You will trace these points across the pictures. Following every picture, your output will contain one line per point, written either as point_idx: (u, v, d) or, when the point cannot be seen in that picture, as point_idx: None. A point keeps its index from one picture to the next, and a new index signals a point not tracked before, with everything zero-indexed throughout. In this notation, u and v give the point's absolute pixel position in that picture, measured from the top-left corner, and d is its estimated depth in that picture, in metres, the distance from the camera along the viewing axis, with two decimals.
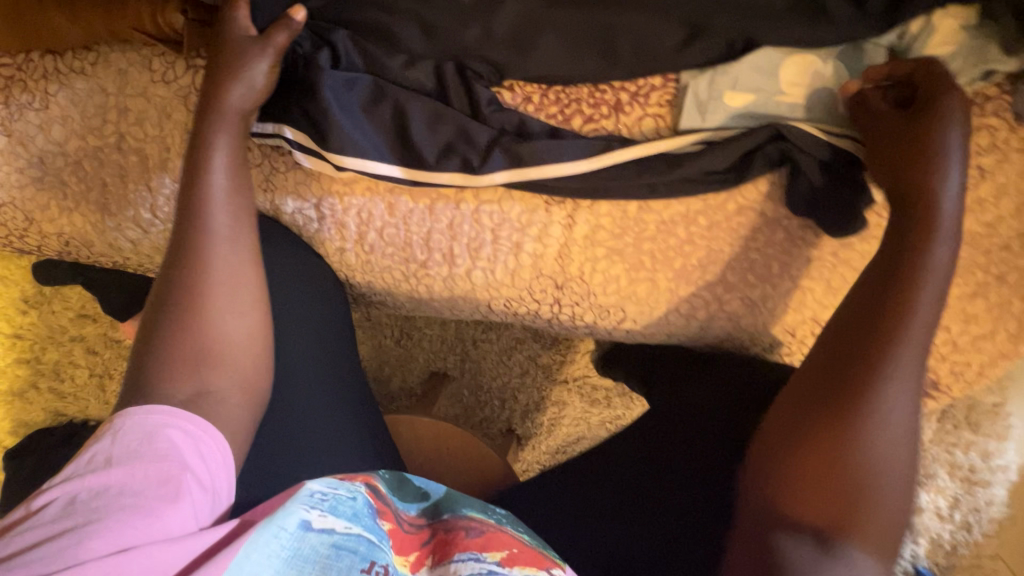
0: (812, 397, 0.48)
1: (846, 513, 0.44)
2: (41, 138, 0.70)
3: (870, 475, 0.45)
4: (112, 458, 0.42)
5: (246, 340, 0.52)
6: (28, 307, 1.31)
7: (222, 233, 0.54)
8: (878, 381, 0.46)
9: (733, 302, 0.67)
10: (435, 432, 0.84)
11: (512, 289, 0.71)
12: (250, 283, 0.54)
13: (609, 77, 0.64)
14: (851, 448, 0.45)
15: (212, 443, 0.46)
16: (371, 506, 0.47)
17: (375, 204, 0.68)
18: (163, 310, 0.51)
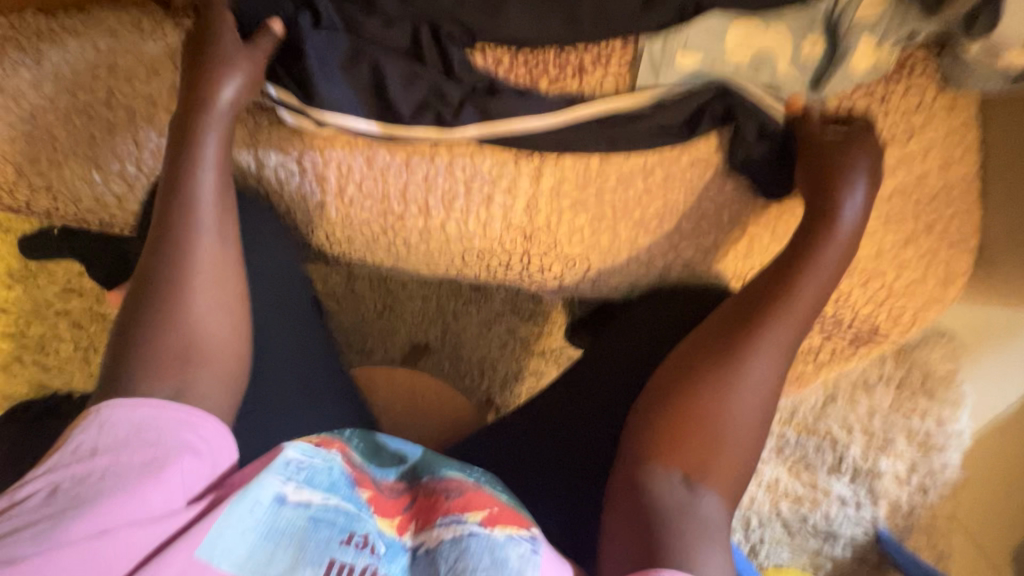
0: (691, 366, 0.58)
1: (708, 460, 0.53)
2: (32, 94, 0.73)
3: (729, 426, 0.54)
4: (98, 448, 0.45)
5: (221, 323, 0.56)
6: (14, 281, 1.33)
7: (208, 232, 0.58)
8: (744, 355, 0.56)
9: (688, 250, 0.73)
10: (412, 384, 0.89)
11: (484, 240, 0.76)
12: (231, 277, 0.58)
13: (575, 38, 0.68)
14: (722, 403, 0.54)
15: (209, 427, 0.50)
16: (347, 476, 0.52)
17: (355, 157, 0.72)
18: (145, 301, 0.54)
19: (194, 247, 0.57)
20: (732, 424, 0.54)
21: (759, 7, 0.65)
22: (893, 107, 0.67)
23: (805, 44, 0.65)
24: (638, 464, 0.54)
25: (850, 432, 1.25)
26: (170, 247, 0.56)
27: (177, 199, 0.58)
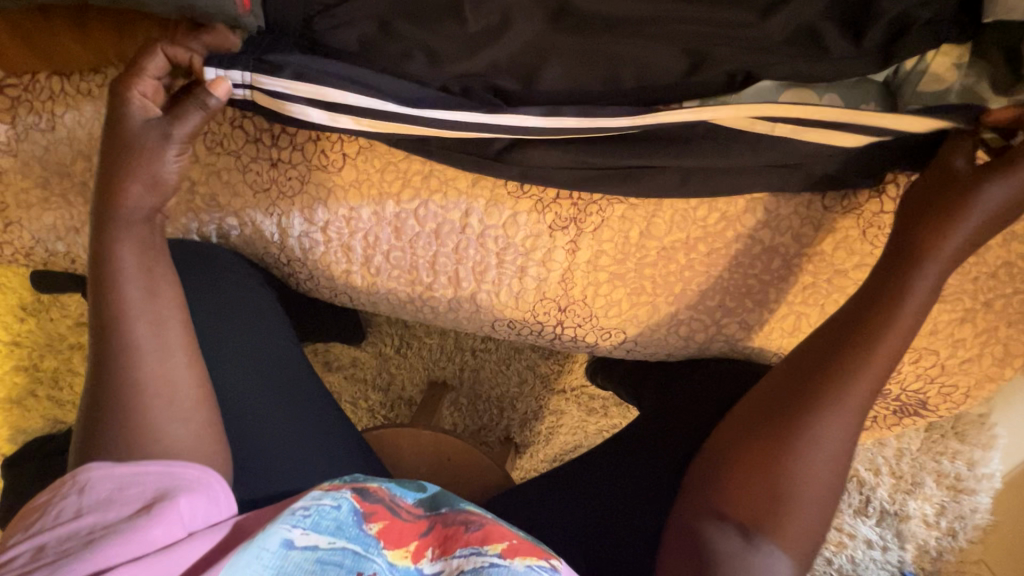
0: (753, 420, 0.52)
1: (771, 518, 0.47)
2: (46, 159, 0.70)
3: (801, 483, 0.48)
4: (83, 507, 0.44)
5: (195, 442, 0.50)
6: (26, 315, 1.31)
7: (152, 349, 0.51)
8: (817, 410, 0.49)
9: (731, 325, 0.70)
10: (437, 443, 0.85)
11: (516, 310, 0.72)
12: (189, 389, 0.52)
13: (613, 104, 0.65)
14: (792, 457, 0.48)
15: (192, 472, 0.47)
16: (356, 513, 0.49)
17: (382, 228, 0.69)
18: (95, 445, 0.47)
19: (142, 369, 0.50)
20: (799, 481, 0.48)
21: (815, 76, 0.61)
22: None
23: None
24: (691, 518, 0.51)
25: (877, 473, 1.17)
26: (115, 376, 0.49)
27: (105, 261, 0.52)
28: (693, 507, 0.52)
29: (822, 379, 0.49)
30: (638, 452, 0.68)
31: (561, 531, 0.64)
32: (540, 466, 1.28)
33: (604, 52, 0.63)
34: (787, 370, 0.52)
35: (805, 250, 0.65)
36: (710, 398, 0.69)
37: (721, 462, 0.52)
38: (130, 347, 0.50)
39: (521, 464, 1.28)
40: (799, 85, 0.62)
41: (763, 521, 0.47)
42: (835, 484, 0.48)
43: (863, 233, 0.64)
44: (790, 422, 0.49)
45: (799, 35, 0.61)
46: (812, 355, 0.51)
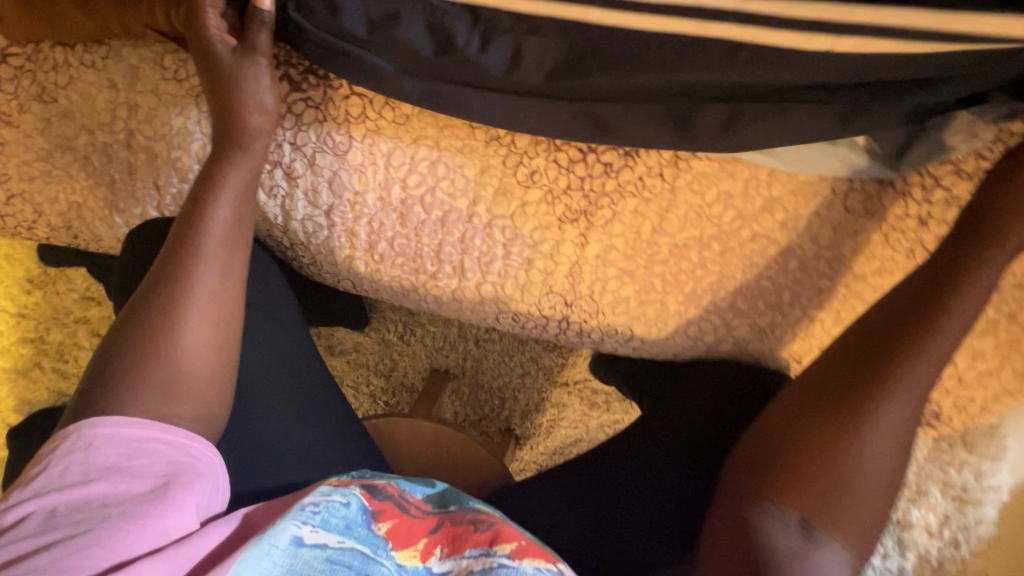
0: (809, 405, 0.50)
1: (830, 508, 0.45)
2: (50, 131, 0.69)
3: (860, 471, 0.46)
4: (91, 471, 0.45)
5: (204, 370, 0.53)
6: (33, 287, 1.32)
7: (211, 270, 0.54)
8: (877, 398, 0.47)
9: (741, 328, 0.68)
10: (437, 435, 0.84)
11: (521, 303, 0.71)
12: (229, 316, 0.55)
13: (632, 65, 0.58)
14: (854, 444, 0.46)
15: (199, 446, 0.50)
16: (365, 512, 0.48)
17: (387, 213, 0.68)
18: (135, 320, 0.52)
19: (192, 281, 0.53)
20: (857, 468, 0.46)
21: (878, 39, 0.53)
22: None
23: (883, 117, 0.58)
24: (739, 504, 0.49)
25: None
26: (170, 275, 0.53)
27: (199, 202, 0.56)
28: (738, 492, 0.50)
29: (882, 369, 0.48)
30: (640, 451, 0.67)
31: (555, 524, 0.64)
32: (540, 459, 1.27)
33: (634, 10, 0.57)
34: (840, 355, 0.51)
35: (823, 252, 0.63)
36: (715, 402, 0.68)
37: (769, 446, 0.50)
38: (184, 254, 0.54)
39: (521, 456, 1.27)
40: (867, 40, 0.53)
41: (822, 509, 0.45)
42: (891, 475, 0.47)
43: (886, 237, 0.61)
44: (851, 409, 0.48)
45: None
46: (870, 343, 0.50)
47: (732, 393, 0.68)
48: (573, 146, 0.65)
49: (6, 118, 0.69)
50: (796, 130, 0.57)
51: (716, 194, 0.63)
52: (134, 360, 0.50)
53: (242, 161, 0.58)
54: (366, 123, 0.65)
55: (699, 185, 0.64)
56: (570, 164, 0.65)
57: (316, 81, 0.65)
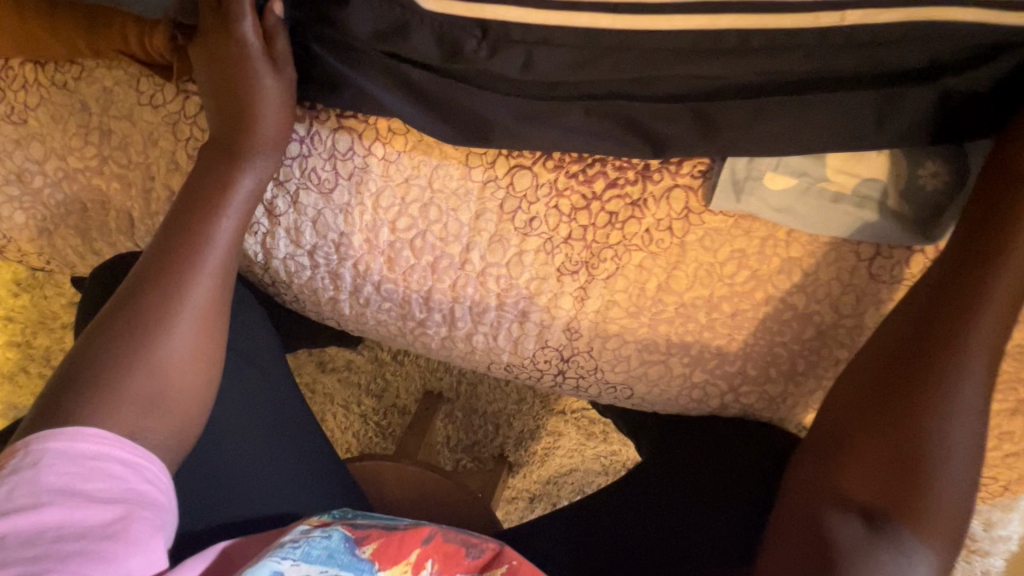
0: (866, 396, 0.48)
1: (907, 499, 0.44)
2: (18, 155, 0.65)
3: (933, 456, 0.44)
4: (42, 493, 0.40)
5: (191, 378, 0.51)
6: (20, 290, 1.29)
7: (208, 277, 0.53)
8: (943, 388, 0.45)
9: (749, 394, 0.63)
10: (423, 479, 0.80)
11: (514, 356, 0.66)
12: (216, 332, 0.53)
13: (664, 64, 0.54)
14: (919, 427, 0.45)
15: (156, 468, 0.46)
16: (348, 540, 0.49)
17: (374, 256, 0.63)
18: (120, 320, 0.50)
19: (189, 287, 0.52)
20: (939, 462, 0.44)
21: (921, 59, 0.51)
22: None
23: (924, 172, 0.54)
24: (811, 509, 0.47)
25: None
26: (163, 278, 0.51)
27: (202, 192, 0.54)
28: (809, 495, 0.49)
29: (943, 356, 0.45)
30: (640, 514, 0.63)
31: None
32: (533, 487, 1.23)
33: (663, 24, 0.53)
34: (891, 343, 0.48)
35: (843, 321, 0.58)
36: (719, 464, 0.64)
37: (830, 448, 0.49)
38: (190, 247, 0.52)
39: (514, 484, 1.24)
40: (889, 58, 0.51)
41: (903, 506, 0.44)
42: (974, 457, 0.45)
43: None
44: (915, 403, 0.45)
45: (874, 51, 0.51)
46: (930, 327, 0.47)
47: (737, 454, 0.63)
48: (576, 192, 0.60)
49: None
50: (834, 137, 0.53)
51: (729, 252, 0.59)
52: (114, 364, 0.48)
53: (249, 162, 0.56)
54: (354, 160, 0.61)
55: (711, 242, 0.59)
56: (572, 212, 0.60)
57: (301, 112, 0.61)
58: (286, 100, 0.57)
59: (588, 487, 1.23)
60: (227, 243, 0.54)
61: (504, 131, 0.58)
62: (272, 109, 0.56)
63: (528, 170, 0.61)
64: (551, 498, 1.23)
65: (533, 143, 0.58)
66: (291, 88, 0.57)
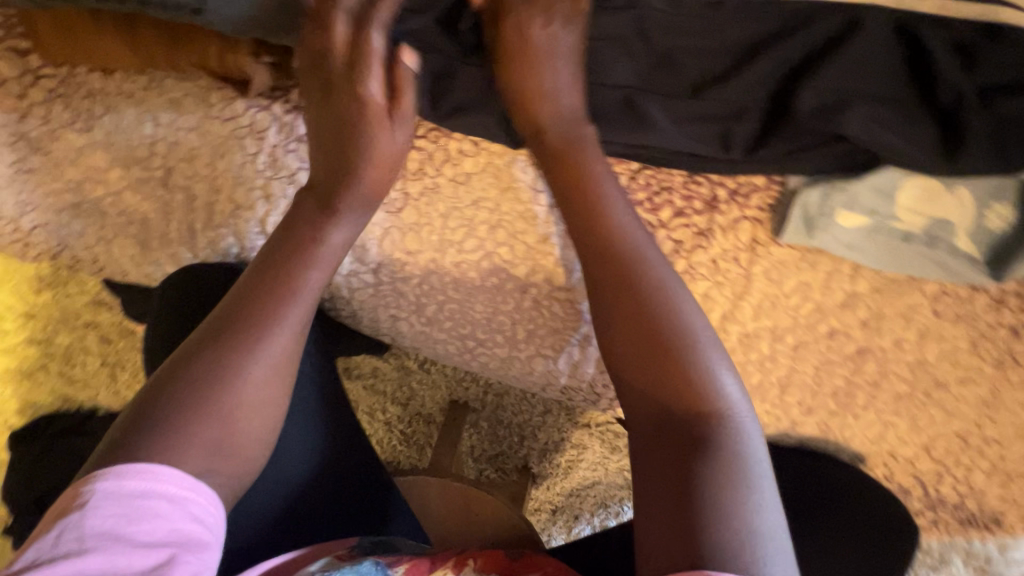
0: (608, 322, 0.48)
1: (686, 395, 0.44)
2: (81, 163, 0.64)
3: (673, 339, 0.45)
4: (87, 538, 0.39)
5: (257, 433, 0.49)
6: (41, 288, 1.23)
7: (288, 331, 0.50)
8: (645, 283, 0.47)
9: (807, 425, 0.64)
10: (465, 496, 0.80)
11: (572, 378, 0.67)
12: (286, 384, 0.51)
13: (752, 73, 0.56)
14: (654, 314, 0.46)
15: (204, 504, 0.44)
16: (377, 564, 0.55)
17: (439, 276, 0.63)
18: (201, 364, 0.48)
19: (266, 335, 0.50)
20: (685, 357, 0.44)
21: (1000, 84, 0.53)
22: None
23: (991, 215, 0.55)
24: (660, 466, 0.42)
25: None
26: (246, 321, 0.49)
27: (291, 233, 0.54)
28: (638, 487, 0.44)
29: (631, 292, 0.47)
30: None
31: None
32: (556, 499, 1.24)
33: (737, 34, 0.56)
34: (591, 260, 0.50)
35: (906, 356, 0.59)
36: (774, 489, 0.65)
37: (631, 393, 0.46)
38: (280, 292, 0.51)
39: (537, 495, 1.24)
40: (949, 99, 0.53)
41: (689, 442, 0.42)
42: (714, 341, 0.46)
43: (974, 343, 0.58)
44: (631, 314, 0.47)
45: (923, 85, 0.54)
46: (603, 269, 0.49)
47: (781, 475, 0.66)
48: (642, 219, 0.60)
49: (36, 144, 0.64)
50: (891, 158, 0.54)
51: (795, 285, 0.60)
52: (185, 402, 0.46)
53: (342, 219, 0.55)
54: (424, 180, 0.61)
55: (776, 274, 0.60)
56: None
57: None
58: (397, 160, 0.57)
59: (610, 500, 1.23)
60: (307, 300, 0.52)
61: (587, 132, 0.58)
62: (377, 166, 0.56)
63: None
64: (573, 511, 1.24)
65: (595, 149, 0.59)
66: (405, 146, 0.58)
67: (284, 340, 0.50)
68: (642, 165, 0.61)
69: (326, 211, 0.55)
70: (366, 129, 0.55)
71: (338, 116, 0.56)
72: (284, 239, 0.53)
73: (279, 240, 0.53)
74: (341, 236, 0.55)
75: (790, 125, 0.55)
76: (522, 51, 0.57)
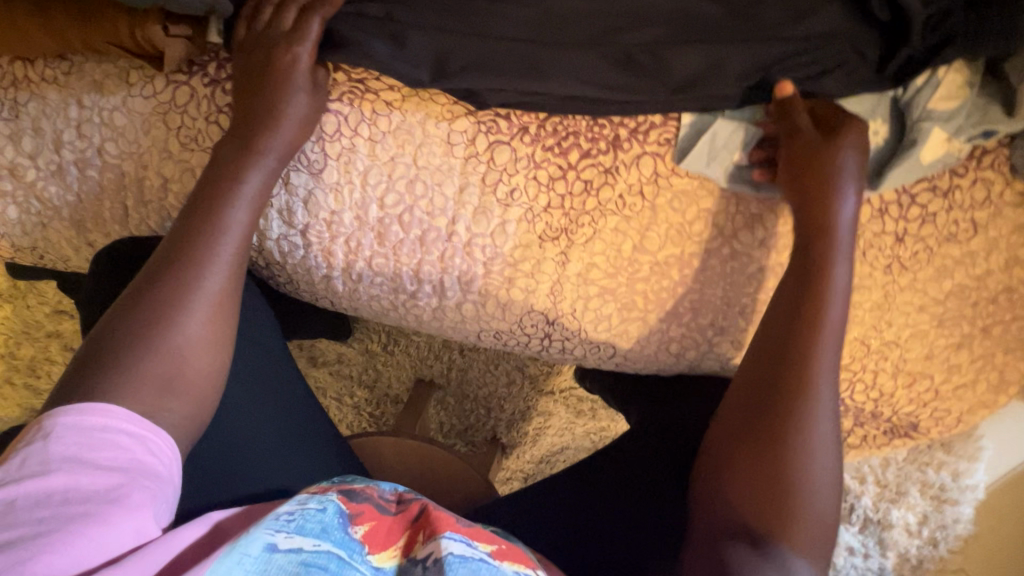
0: (766, 399, 0.51)
1: (776, 492, 0.47)
2: (10, 150, 0.67)
3: (809, 447, 0.49)
4: (52, 461, 0.41)
5: (205, 370, 0.52)
6: (1, 301, 1.28)
7: (220, 271, 0.53)
8: (803, 382, 0.50)
9: (723, 344, 0.68)
10: (420, 452, 0.83)
11: (502, 322, 0.71)
12: (225, 321, 0.54)
13: (629, 23, 0.62)
14: (808, 423, 0.49)
15: (160, 442, 0.46)
16: (342, 515, 0.47)
17: (365, 233, 0.67)
18: (139, 307, 0.50)
19: (198, 278, 0.52)
20: (800, 463, 0.48)
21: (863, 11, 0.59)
22: (959, 200, 0.61)
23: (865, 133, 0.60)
24: (711, 543, 0.48)
25: (861, 481, 1.04)
26: (177, 264, 0.52)
27: (215, 184, 0.56)
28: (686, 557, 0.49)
29: (787, 380, 0.51)
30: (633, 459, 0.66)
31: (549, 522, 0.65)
32: (526, 466, 1.27)
33: None
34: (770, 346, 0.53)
35: None
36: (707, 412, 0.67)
37: (737, 457, 0.51)
38: (208, 237, 0.53)
39: (508, 465, 1.27)
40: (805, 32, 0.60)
41: (788, 529, 0.46)
42: (836, 462, 0.49)
43: (863, 253, 0.62)
44: (789, 409, 0.50)
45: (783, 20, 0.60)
46: (777, 360, 0.52)
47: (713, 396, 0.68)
48: (553, 163, 0.64)
49: None
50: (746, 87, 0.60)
51: (696, 213, 0.64)
52: (128, 344, 0.49)
53: (262, 164, 0.57)
54: (342, 141, 0.64)
55: (679, 203, 0.64)
56: (550, 181, 0.64)
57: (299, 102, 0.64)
58: (310, 116, 0.60)
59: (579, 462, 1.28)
60: (235, 240, 0.55)
61: (484, 76, 0.61)
62: (294, 120, 0.58)
63: (507, 145, 0.64)
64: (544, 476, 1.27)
65: (494, 99, 0.63)
66: (315, 106, 0.60)
67: (218, 283, 0.53)
68: (549, 112, 0.63)
69: (240, 157, 0.57)
70: (281, 81, 0.58)
71: (256, 70, 0.58)
72: (206, 190, 0.56)
73: (202, 199, 0.55)
74: (260, 179, 0.57)
75: (662, 67, 0.61)
76: (426, 12, 0.62)
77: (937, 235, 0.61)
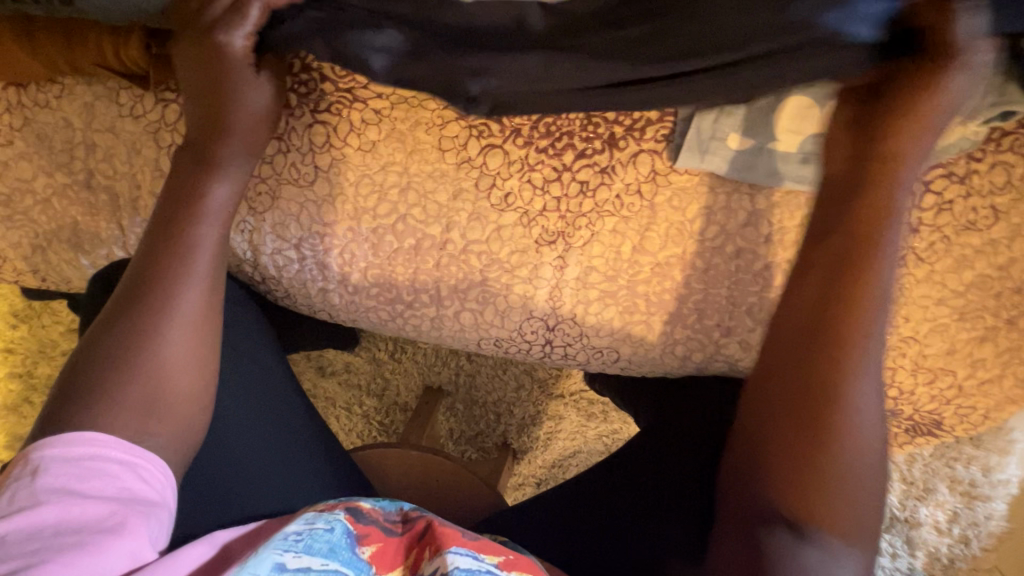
0: (804, 381, 0.46)
1: (817, 487, 0.44)
2: (6, 175, 0.67)
3: (851, 435, 0.44)
4: (41, 493, 0.40)
5: (189, 387, 0.50)
6: (18, 322, 1.30)
7: (195, 284, 0.52)
8: (846, 363, 0.45)
9: (730, 346, 0.66)
10: (425, 463, 0.82)
11: (501, 329, 0.69)
12: (206, 334, 0.52)
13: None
14: (851, 409, 0.44)
15: (152, 468, 0.46)
16: (349, 535, 0.45)
17: (358, 244, 0.66)
18: (115, 335, 0.49)
19: (175, 295, 0.51)
20: (842, 452, 0.44)
21: None
22: (975, 185, 0.57)
23: None
24: (744, 536, 0.47)
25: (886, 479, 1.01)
26: (151, 284, 0.51)
27: (184, 195, 0.54)
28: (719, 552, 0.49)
29: (826, 362, 0.45)
30: (642, 467, 0.64)
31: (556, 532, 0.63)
32: (539, 472, 1.25)
33: None
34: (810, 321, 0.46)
35: None
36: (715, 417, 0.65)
37: (768, 451, 0.47)
38: (180, 251, 0.52)
39: (521, 470, 1.25)
40: None
41: (830, 522, 0.44)
42: (879, 439, 0.45)
43: None
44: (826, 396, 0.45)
45: None
46: (811, 339, 0.46)
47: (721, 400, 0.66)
48: (547, 164, 0.62)
49: None
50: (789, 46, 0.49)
51: (698, 211, 0.61)
52: (109, 372, 0.48)
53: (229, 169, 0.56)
54: (330, 152, 0.63)
55: (679, 201, 0.61)
56: (544, 184, 0.62)
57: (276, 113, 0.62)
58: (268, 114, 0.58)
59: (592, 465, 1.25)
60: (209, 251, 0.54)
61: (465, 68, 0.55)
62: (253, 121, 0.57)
63: (500, 149, 0.62)
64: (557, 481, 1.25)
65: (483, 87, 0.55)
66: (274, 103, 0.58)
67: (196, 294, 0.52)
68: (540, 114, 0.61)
69: (206, 166, 0.55)
70: (236, 80, 0.55)
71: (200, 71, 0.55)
72: (174, 202, 0.54)
73: (170, 213, 0.53)
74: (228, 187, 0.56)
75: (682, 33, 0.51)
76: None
77: (954, 224, 0.58)
